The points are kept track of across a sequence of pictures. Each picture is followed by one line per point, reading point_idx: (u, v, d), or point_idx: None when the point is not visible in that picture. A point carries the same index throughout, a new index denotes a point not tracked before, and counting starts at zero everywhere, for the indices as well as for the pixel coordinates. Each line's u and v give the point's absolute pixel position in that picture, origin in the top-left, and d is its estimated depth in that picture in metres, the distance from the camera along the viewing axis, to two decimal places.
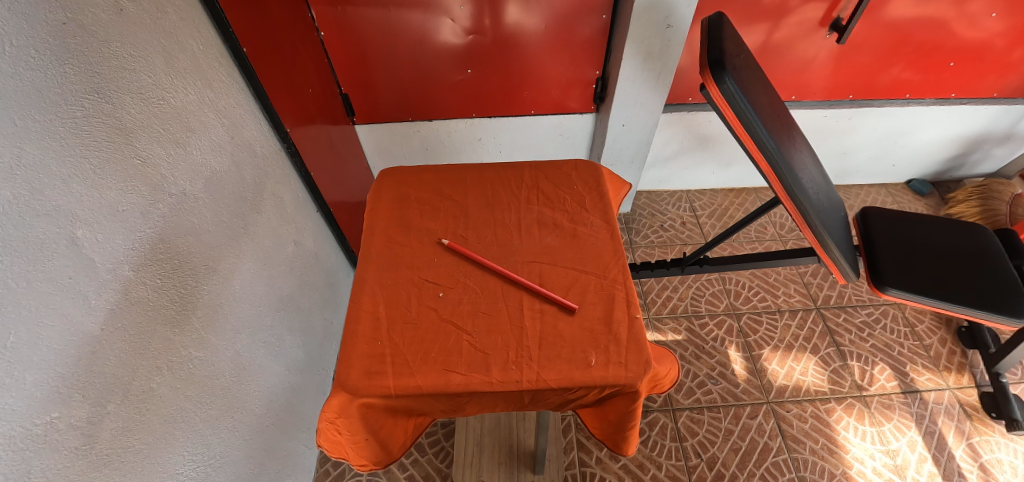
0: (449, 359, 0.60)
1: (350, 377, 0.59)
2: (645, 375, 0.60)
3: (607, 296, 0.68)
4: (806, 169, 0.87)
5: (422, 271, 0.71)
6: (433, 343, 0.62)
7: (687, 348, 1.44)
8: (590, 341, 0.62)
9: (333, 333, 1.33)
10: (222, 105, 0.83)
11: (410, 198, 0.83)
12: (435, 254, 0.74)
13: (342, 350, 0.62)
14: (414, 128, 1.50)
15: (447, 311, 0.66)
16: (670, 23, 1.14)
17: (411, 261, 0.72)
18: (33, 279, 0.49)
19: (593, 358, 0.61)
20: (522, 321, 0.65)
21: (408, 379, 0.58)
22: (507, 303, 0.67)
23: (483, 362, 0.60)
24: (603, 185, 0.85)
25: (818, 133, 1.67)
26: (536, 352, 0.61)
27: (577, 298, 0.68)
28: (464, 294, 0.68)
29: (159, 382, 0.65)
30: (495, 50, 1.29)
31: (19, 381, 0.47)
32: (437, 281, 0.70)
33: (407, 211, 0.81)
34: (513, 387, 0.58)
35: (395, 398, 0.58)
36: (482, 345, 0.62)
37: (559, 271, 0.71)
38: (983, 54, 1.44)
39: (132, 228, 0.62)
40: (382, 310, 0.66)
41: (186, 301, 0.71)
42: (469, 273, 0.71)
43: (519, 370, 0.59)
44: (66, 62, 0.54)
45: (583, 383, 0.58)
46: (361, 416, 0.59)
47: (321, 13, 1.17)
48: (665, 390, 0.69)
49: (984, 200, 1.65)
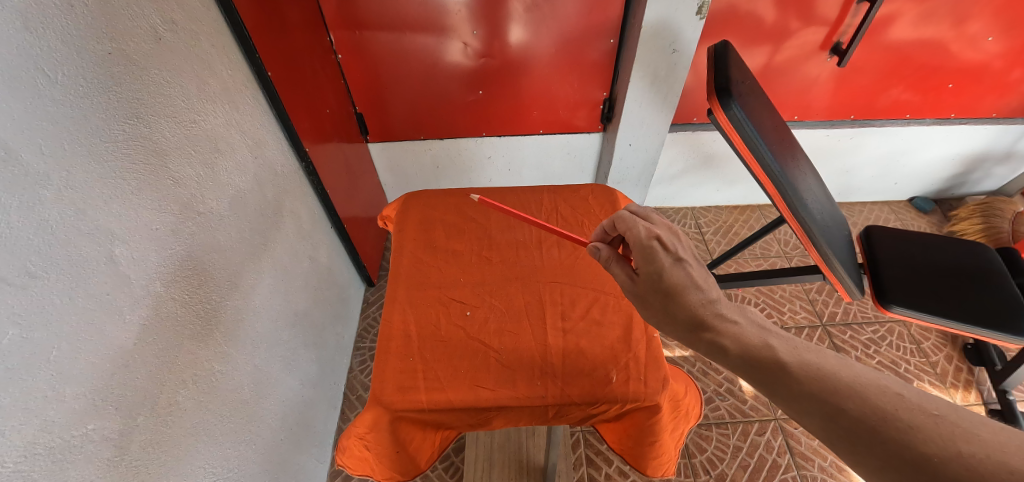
0: (478, 374, 0.63)
1: (384, 392, 0.61)
2: (664, 392, 0.62)
3: (627, 315, 0.70)
4: (812, 190, 0.89)
5: (448, 290, 0.74)
6: (462, 359, 0.64)
7: (694, 364, 1.45)
8: (611, 358, 0.65)
9: (344, 347, 1.35)
10: (247, 126, 0.87)
11: (434, 219, 0.86)
12: (460, 274, 0.76)
13: (375, 366, 0.64)
14: (426, 147, 1.54)
15: (474, 329, 0.68)
16: (675, 48, 1.19)
17: (438, 281, 0.75)
18: (75, 295, 0.51)
19: (614, 375, 0.63)
20: (546, 338, 0.67)
21: (440, 394, 0.61)
22: (531, 321, 0.70)
23: (510, 378, 0.63)
24: (619, 207, 0.88)
25: (821, 152, 1.71)
26: (560, 369, 0.64)
27: (598, 316, 0.70)
28: (489, 314, 0.71)
29: (184, 396, 0.66)
30: (505, 72, 1.33)
31: (60, 394, 0.49)
32: (463, 300, 0.73)
33: (431, 232, 0.84)
34: (539, 402, 0.61)
35: (427, 412, 0.60)
36: (508, 361, 0.64)
37: (579, 291, 0.74)
38: (982, 75, 1.48)
39: (164, 245, 0.65)
40: (412, 328, 0.68)
41: (210, 316, 0.73)
42: (492, 293, 0.74)
43: (544, 385, 0.62)
44: (110, 89, 0.57)
45: (606, 399, 0.61)
46: (393, 430, 0.61)
47: (338, 37, 1.22)
48: (679, 407, 0.72)
49: (986, 217, 1.66)
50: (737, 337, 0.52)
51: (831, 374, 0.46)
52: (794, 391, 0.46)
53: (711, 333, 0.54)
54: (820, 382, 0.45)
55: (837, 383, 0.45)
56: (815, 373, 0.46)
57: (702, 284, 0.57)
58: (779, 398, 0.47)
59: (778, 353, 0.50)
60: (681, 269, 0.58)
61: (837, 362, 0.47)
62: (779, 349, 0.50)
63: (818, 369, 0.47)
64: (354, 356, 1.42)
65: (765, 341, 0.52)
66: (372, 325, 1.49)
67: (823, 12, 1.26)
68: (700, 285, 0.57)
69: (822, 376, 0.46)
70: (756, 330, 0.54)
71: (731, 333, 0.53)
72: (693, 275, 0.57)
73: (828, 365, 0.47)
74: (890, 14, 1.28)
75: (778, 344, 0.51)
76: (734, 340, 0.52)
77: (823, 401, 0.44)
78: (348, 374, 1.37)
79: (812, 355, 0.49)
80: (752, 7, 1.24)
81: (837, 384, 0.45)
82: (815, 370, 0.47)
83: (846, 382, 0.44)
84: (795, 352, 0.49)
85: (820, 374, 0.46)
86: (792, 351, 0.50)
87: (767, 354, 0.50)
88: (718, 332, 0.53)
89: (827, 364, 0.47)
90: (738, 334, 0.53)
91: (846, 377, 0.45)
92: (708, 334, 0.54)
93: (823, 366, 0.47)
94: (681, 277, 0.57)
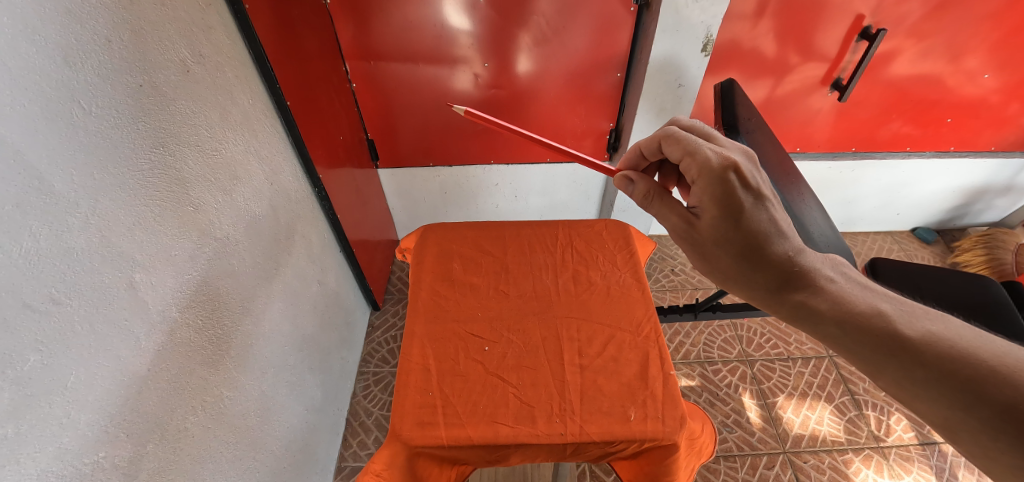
0: (496, 412, 0.73)
1: (403, 427, 0.70)
2: (681, 431, 0.71)
3: (643, 353, 0.81)
4: (818, 223, 0.91)
5: (467, 326, 0.86)
6: (482, 395, 0.75)
7: (701, 395, 1.43)
8: (628, 398, 0.74)
9: (348, 372, 1.34)
10: (264, 154, 0.89)
11: (452, 253, 0.99)
12: (478, 310, 0.88)
13: (395, 401, 0.74)
14: (435, 173, 1.57)
15: (493, 365, 0.79)
16: (681, 82, 1.25)
17: (457, 316, 0.87)
18: (95, 321, 0.52)
19: (632, 413, 0.72)
20: (563, 376, 0.78)
21: (458, 430, 0.70)
22: (548, 357, 0.81)
23: (529, 415, 0.72)
24: (632, 244, 1.01)
25: (823, 183, 1.74)
26: (578, 406, 0.73)
27: (616, 353, 0.81)
28: (507, 349, 0.82)
29: (193, 422, 0.66)
30: (514, 101, 1.37)
31: (74, 421, 0.49)
32: (482, 336, 0.84)
33: (450, 267, 0.96)
34: (558, 439, 0.70)
35: (445, 448, 0.69)
36: (526, 398, 0.75)
37: (595, 327, 0.85)
38: (980, 110, 1.51)
39: (182, 271, 0.66)
40: (431, 363, 0.79)
41: (221, 342, 0.73)
42: (510, 329, 0.85)
43: (563, 423, 0.71)
44: (140, 120, 0.58)
45: (624, 436, 0.69)
46: (413, 465, 0.69)
47: (354, 67, 1.26)
48: (701, 447, 0.80)
49: (989, 249, 1.67)
50: (833, 299, 0.54)
51: (966, 353, 0.43)
52: (912, 367, 0.45)
53: (801, 294, 0.56)
54: (948, 362, 0.43)
55: (977, 368, 0.42)
56: (941, 347, 0.45)
57: (782, 233, 0.59)
58: (891, 368, 0.46)
59: (891, 319, 0.49)
60: (763, 211, 0.59)
61: (967, 335, 0.45)
62: (893, 318, 0.49)
63: (951, 347, 0.44)
64: (358, 380, 1.41)
65: (874, 306, 0.51)
66: (377, 349, 1.49)
67: (822, 48, 1.31)
68: (781, 234, 0.59)
69: (952, 353, 0.44)
70: (853, 291, 0.55)
71: (823, 293, 0.55)
72: (774, 222, 0.59)
73: (956, 337, 0.45)
74: (888, 51, 1.32)
75: (889, 309, 0.51)
76: (828, 301, 0.54)
77: (951, 380, 0.42)
78: (352, 399, 1.36)
79: (933, 326, 0.47)
80: (754, 43, 1.29)
81: (973, 363, 0.42)
82: (942, 344, 0.45)
83: (985, 361, 0.42)
84: (912, 323, 0.48)
85: (949, 352, 0.44)
86: (908, 319, 0.49)
87: (870, 319, 0.50)
88: (811, 293, 0.55)
89: (956, 338, 0.45)
90: (832, 294, 0.54)
91: (985, 355, 0.42)
92: (796, 294, 0.56)
93: (957, 344, 0.44)
94: (761, 224, 0.59)
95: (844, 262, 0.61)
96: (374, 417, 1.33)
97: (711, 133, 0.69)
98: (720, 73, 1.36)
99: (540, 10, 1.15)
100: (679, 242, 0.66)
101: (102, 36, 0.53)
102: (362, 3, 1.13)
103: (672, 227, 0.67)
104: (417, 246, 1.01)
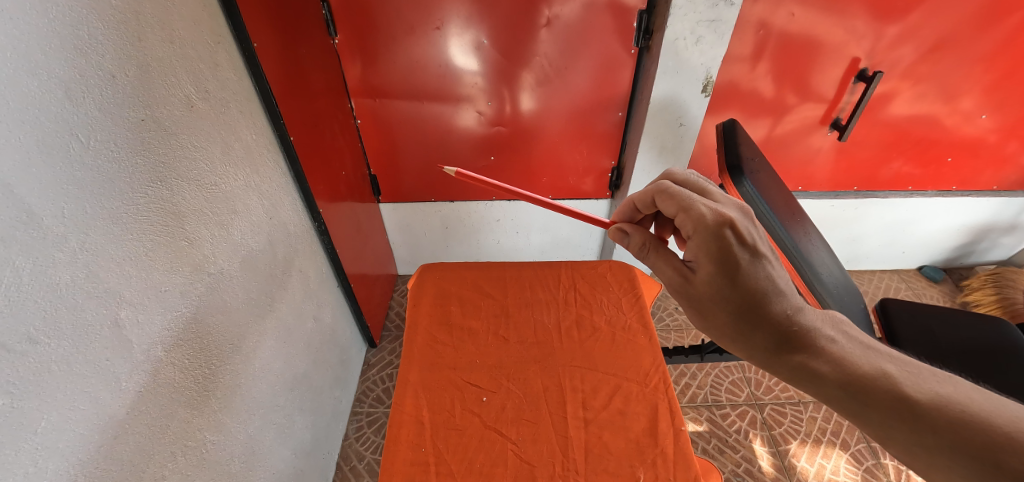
0: (493, 468, 0.69)
1: None
2: None
3: (652, 405, 0.77)
4: (827, 263, 0.88)
5: (464, 374, 0.82)
6: (478, 451, 0.71)
7: (710, 442, 1.37)
8: (637, 455, 0.71)
9: (340, 412, 1.28)
10: (265, 188, 0.89)
11: (449, 294, 0.97)
12: (474, 357, 0.85)
13: (386, 455, 0.70)
14: (437, 208, 1.58)
15: (490, 418, 0.76)
16: (681, 121, 1.27)
17: (453, 364, 0.84)
18: (73, 362, 0.49)
19: (640, 473, 0.68)
20: (566, 430, 0.74)
21: None
22: (549, 409, 0.77)
23: (528, 473, 0.69)
24: (636, 286, 1.00)
25: (826, 222, 1.73)
26: (582, 464, 0.70)
27: (624, 406, 0.77)
28: (506, 400, 0.78)
29: (171, 469, 0.62)
30: (516, 139, 1.39)
31: (41, 470, 0.45)
32: (480, 385, 0.81)
33: (447, 310, 0.94)
34: None
35: None
36: (526, 455, 0.71)
37: (601, 378, 0.82)
38: (980, 149, 1.52)
39: (171, 308, 0.63)
40: (424, 415, 0.76)
41: (208, 381, 0.70)
42: (510, 378, 0.82)
43: None
44: (138, 153, 0.58)
45: None
46: None
47: (360, 104, 1.29)
48: None
49: (999, 288, 1.64)
50: (834, 360, 0.52)
51: (978, 418, 0.40)
52: (927, 437, 0.42)
53: (801, 355, 0.54)
54: (959, 428, 0.40)
55: (991, 434, 0.39)
56: (956, 412, 0.42)
57: (780, 291, 0.58)
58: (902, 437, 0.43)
59: (899, 381, 0.47)
60: (759, 268, 0.58)
61: (978, 399, 0.43)
62: (900, 380, 0.47)
63: (962, 412, 0.42)
64: (350, 421, 1.35)
65: (878, 367, 0.49)
66: (372, 388, 1.44)
67: (819, 89, 1.33)
68: (779, 292, 0.58)
69: (964, 418, 0.41)
70: (855, 351, 0.53)
71: (823, 354, 0.53)
72: (771, 279, 0.58)
73: (966, 401, 0.42)
74: (885, 93, 1.35)
75: (894, 369, 0.49)
76: (830, 363, 0.52)
77: (963, 447, 0.39)
78: (344, 442, 1.30)
79: (943, 388, 0.45)
80: (753, 84, 1.31)
81: (987, 429, 0.39)
82: (952, 409, 0.42)
83: (1000, 429, 0.39)
84: (919, 385, 0.46)
85: (960, 417, 0.41)
86: (914, 381, 0.47)
87: (876, 382, 0.48)
88: (811, 355, 0.53)
89: (971, 402, 0.42)
90: (833, 355, 0.52)
91: (999, 422, 0.39)
92: (797, 355, 0.54)
93: (969, 408, 0.42)
94: (759, 282, 0.58)
95: (844, 319, 0.60)
96: (365, 462, 1.26)
97: (706, 188, 0.68)
98: (719, 113, 1.39)
99: (542, 51, 1.18)
100: (675, 296, 0.65)
101: (107, 72, 0.53)
102: (370, 43, 1.17)
103: (667, 280, 0.65)
104: (413, 284, 0.99)
